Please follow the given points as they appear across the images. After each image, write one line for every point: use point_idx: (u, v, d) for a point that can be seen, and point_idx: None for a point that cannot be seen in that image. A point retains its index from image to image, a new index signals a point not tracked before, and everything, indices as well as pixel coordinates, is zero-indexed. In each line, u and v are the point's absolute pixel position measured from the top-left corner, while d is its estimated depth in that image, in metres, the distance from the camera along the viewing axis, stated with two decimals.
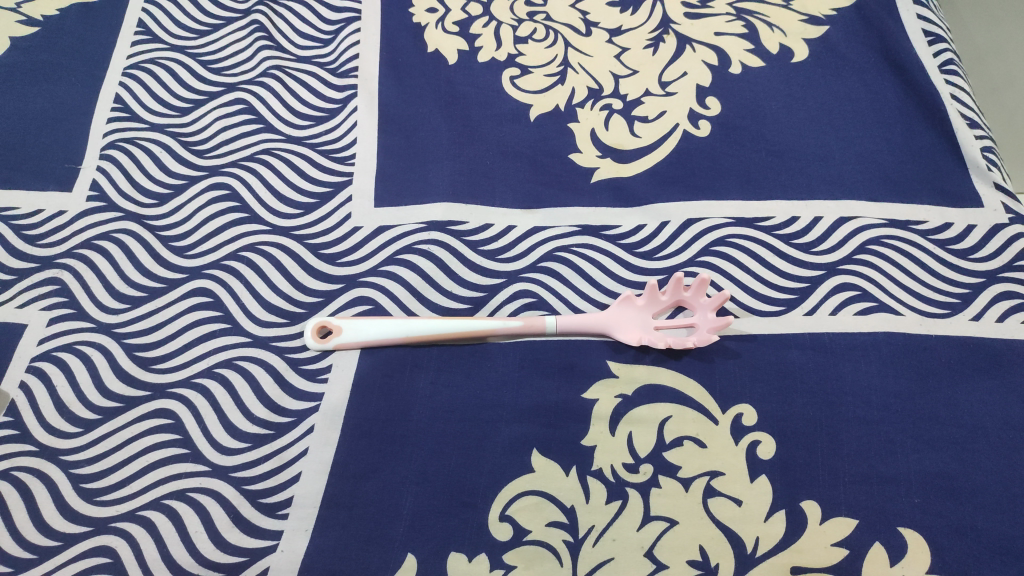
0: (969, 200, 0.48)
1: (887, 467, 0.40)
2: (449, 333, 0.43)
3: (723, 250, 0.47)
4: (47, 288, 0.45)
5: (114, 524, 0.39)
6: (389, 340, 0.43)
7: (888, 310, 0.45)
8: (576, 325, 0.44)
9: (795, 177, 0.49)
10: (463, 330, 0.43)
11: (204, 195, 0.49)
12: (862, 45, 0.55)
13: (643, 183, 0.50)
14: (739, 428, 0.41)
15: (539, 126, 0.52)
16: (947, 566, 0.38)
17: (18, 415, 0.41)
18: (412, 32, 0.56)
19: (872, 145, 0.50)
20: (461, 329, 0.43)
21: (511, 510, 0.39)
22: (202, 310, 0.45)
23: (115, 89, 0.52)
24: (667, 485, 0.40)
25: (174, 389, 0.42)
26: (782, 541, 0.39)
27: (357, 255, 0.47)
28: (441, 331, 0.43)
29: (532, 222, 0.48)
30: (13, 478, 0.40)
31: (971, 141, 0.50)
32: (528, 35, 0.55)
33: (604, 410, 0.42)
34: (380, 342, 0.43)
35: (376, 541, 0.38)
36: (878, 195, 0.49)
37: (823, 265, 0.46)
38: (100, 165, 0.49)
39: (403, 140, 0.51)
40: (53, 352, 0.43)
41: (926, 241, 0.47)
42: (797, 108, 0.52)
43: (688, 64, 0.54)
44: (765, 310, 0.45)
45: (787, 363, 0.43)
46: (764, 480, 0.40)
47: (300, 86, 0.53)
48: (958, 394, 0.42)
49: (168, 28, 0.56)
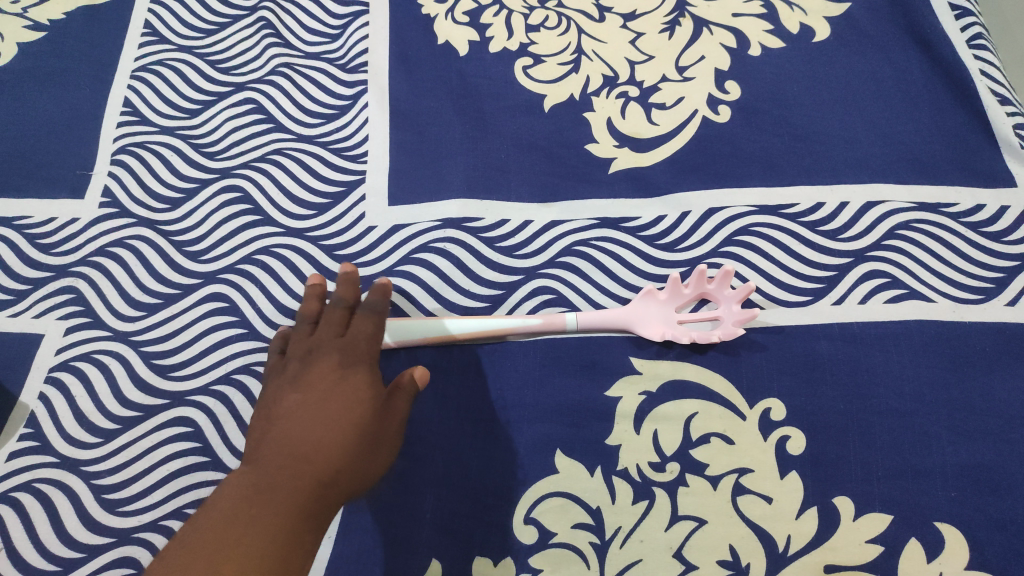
0: (1003, 180, 0.46)
1: (922, 461, 0.39)
2: (476, 332, 0.42)
3: (746, 239, 0.46)
4: (64, 297, 0.45)
5: (138, 534, 0.39)
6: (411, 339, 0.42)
7: (920, 298, 0.43)
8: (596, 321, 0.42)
9: (819, 162, 0.48)
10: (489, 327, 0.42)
11: (216, 199, 0.48)
12: (887, 22, 0.52)
13: (661, 172, 0.48)
14: (767, 423, 0.40)
15: (553, 117, 0.51)
16: (987, 562, 0.37)
17: (38, 426, 0.41)
18: (421, 23, 0.54)
19: (899, 126, 0.48)
20: (487, 327, 0.42)
21: (535, 512, 0.38)
22: (218, 315, 0.44)
23: (124, 93, 0.52)
24: (695, 484, 0.39)
25: (192, 397, 0.42)
26: (814, 540, 0.38)
27: (373, 256, 0.46)
28: (468, 330, 0.42)
29: (549, 216, 0.47)
30: (36, 489, 0.40)
31: (1003, 118, 0.48)
32: (539, 23, 0.54)
33: (628, 408, 0.41)
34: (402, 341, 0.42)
35: (400, 546, 0.38)
36: (907, 177, 0.47)
37: (850, 252, 0.45)
38: (112, 170, 0.49)
39: (415, 135, 0.50)
40: (70, 362, 0.43)
41: (956, 224, 0.45)
42: (820, 90, 0.50)
43: (705, 47, 0.52)
44: (790, 300, 0.44)
45: (815, 356, 0.42)
46: (795, 477, 0.39)
47: (309, 84, 0.52)
48: (995, 384, 0.40)
49: (174, 28, 0.55)
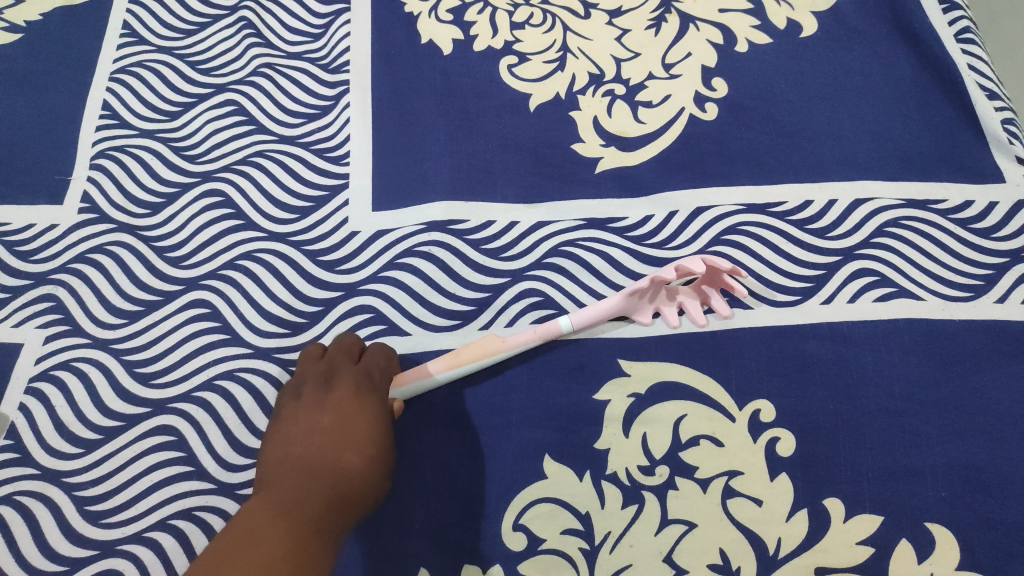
0: (990, 176, 0.46)
1: (912, 461, 0.39)
2: (478, 350, 0.40)
3: (734, 239, 0.45)
4: (42, 305, 0.44)
5: (121, 546, 0.38)
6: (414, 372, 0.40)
7: (909, 296, 0.43)
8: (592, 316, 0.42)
9: (807, 160, 0.47)
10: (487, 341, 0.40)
11: (197, 203, 0.47)
12: (874, 17, 0.52)
13: (649, 171, 0.48)
14: (757, 425, 0.40)
15: (539, 116, 0.50)
16: (977, 561, 0.37)
17: (18, 437, 0.40)
18: (404, 22, 0.54)
19: (887, 123, 0.48)
20: (486, 344, 0.40)
21: (524, 519, 0.38)
22: (200, 322, 0.44)
23: (102, 95, 0.51)
24: (685, 487, 0.39)
25: (175, 406, 0.41)
26: (804, 542, 0.37)
27: (358, 260, 0.45)
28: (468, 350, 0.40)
29: (535, 217, 0.46)
30: (17, 502, 0.39)
31: (991, 113, 0.47)
32: (524, 21, 0.53)
33: (616, 411, 0.40)
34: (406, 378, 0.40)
35: (390, 556, 0.37)
36: (895, 174, 0.47)
37: (839, 251, 0.45)
38: (91, 175, 0.48)
39: (399, 137, 0.49)
40: (50, 371, 0.42)
41: (945, 221, 0.45)
42: (807, 86, 0.50)
43: (691, 43, 0.52)
44: (779, 300, 0.43)
45: (803, 356, 0.41)
46: (785, 478, 0.39)
47: (292, 85, 0.51)
48: (984, 381, 0.40)
49: (153, 29, 0.54)
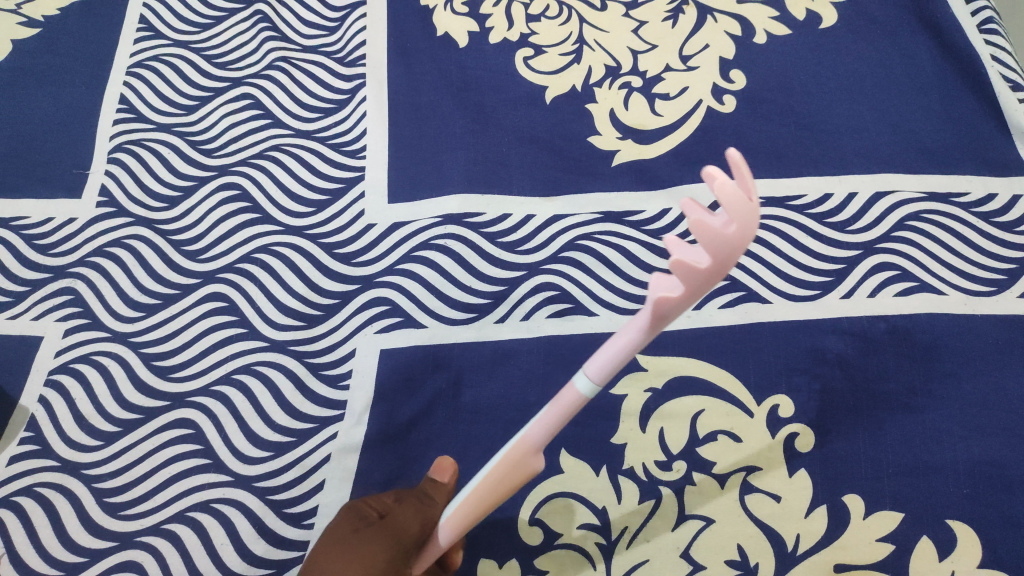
0: (1014, 168, 0.45)
1: (933, 458, 0.38)
2: (505, 458, 0.27)
3: (753, 233, 0.45)
4: (62, 299, 0.44)
5: (140, 538, 0.39)
6: (463, 516, 0.29)
7: (930, 291, 0.42)
8: (608, 353, 0.25)
9: (827, 152, 0.47)
10: (517, 449, 0.27)
11: (214, 197, 0.48)
12: (895, 7, 0.51)
13: (665, 164, 0.47)
14: (775, 420, 0.39)
15: (554, 109, 0.50)
16: (1001, 560, 0.36)
17: (38, 429, 0.41)
18: (419, 15, 0.53)
19: (908, 115, 0.47)
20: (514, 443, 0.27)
21: (540, 513, 0.38)
22: (217, 315, 0.44)
23: (119, 90, 0.51)
24: (702, 483, 0.39)
25: (193, 399, 0.42)
26: (823, 539, 0.37)
27: (373, 254, 0.45)
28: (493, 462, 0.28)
29: (551, 210, 0.46)
30: (37, 494, 0.39)
31: (1015, 105, 0.47)
32: (540, 13, 0.53)
33: (633, 406, 0.40)
34: (458, 522, 0.29)
35: None
36: (916, 167, 0.46)
37: (859, 245, 0.44)
38: (109, 169, 0.48)
39: (414, 130, 0.49)
40: (70, 364, 0.43)
41: (967, 214, 0.44)
42: (827, 77, 0.49)
43: (709, 35, 0.51)
44: (798, 294, 0.43)
45: (823, 351, 0.41)
46: (803, 475, 0.38)
47: (307, 78, 0.52)
48: (1009, 377, 0.40)
49: (170, 23, 0.54)
